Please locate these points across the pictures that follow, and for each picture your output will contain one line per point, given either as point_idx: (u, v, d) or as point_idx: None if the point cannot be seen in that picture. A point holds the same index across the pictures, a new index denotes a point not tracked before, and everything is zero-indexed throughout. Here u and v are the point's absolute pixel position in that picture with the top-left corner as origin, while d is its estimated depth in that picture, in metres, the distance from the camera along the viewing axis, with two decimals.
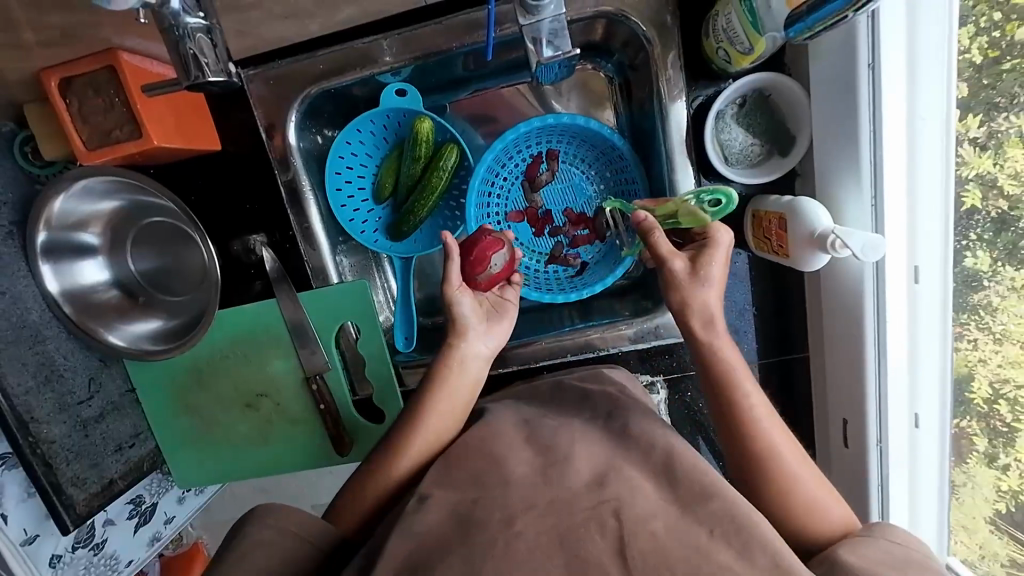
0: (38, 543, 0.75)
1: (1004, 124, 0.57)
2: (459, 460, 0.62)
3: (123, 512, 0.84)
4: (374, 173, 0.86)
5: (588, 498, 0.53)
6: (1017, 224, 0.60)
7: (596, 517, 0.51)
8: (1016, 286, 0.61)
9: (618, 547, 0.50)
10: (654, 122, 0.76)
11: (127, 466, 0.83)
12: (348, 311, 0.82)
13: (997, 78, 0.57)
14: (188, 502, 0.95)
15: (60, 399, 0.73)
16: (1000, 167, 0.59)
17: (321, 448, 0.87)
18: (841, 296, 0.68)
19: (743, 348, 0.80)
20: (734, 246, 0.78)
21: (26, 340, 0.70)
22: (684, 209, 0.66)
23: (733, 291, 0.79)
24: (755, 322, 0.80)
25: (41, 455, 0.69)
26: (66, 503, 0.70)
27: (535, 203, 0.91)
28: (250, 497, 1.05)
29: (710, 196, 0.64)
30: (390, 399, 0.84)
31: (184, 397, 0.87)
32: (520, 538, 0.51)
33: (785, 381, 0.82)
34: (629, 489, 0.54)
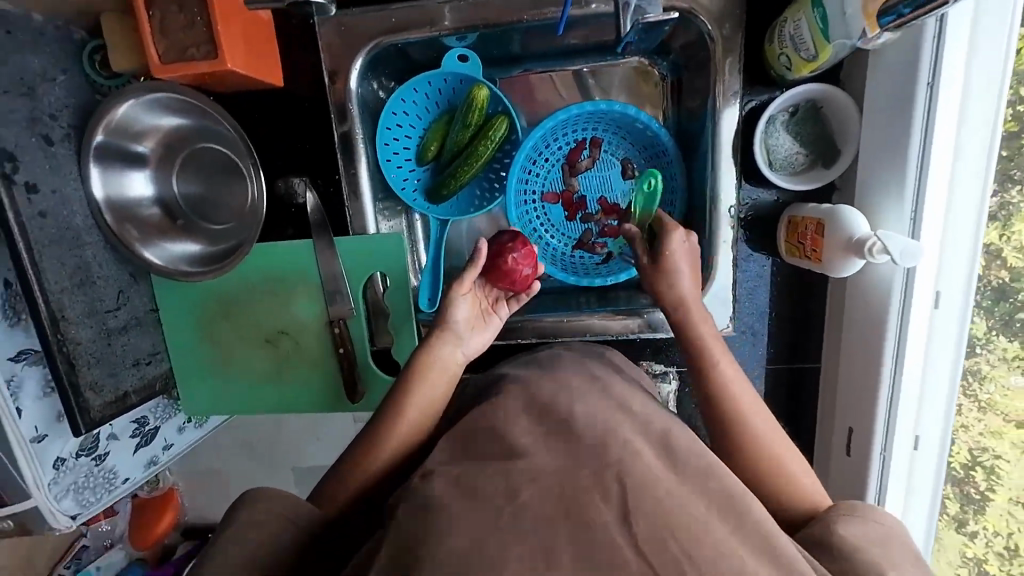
0: (47, 442, 0.78)
1: (1015, 198, 0.63)
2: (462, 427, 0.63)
3: (126, 429, 0.90)
4: (422, 133, 0.88)
5: (591, 463, 0.49)
6: (1013, 296, 0.66)
7: (600, 485, 0.48)
8: (1006, 356, 0.67)
9: (622, 512, 0.46)
10: (704, 120, 0.78)
11: (142, 381, 0.84)
12: (379, 262, 0.84)
13: (1015, 153, 0.62)
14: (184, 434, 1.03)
15: (90, 303, 0.75)
16: (1007, 239, 0.64)
17: (330, 395, 0.88)
18: (861, 316, 0.71)
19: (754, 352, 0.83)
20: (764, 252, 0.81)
21: (68, 240, 0.72)
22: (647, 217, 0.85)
23: (758, 295, 0.82)
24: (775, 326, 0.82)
25: (66, 354, 0.71)
26: (82, 406, 0.73)
27: (572, 187, 0.95)
28: (268, 437, 1.26)
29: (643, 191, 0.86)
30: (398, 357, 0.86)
31: (206, 324, 0.88)
32: (526, 491, 0.47)
33: (796, 388, 0.84)
34: (631, 455, 0.50)
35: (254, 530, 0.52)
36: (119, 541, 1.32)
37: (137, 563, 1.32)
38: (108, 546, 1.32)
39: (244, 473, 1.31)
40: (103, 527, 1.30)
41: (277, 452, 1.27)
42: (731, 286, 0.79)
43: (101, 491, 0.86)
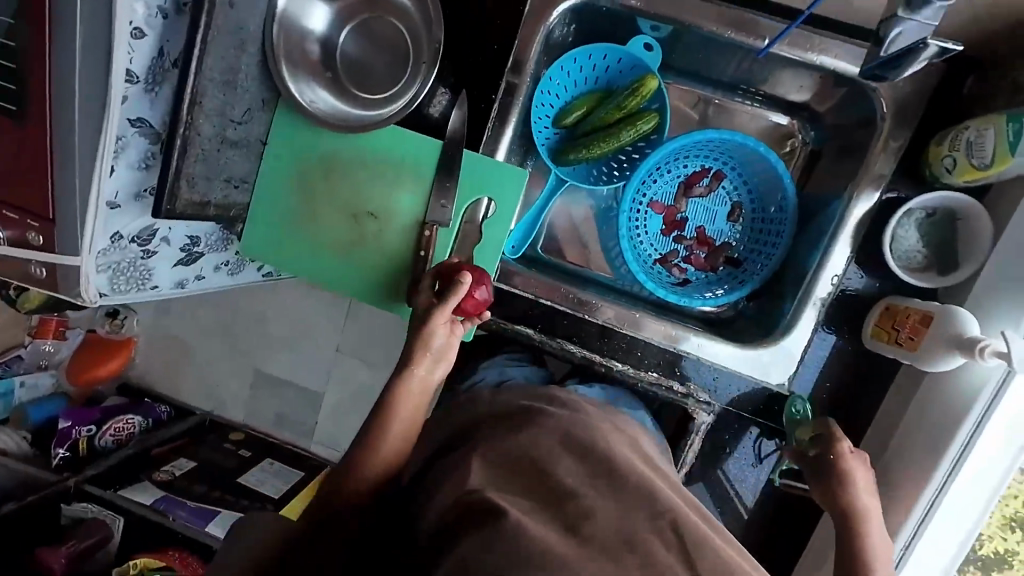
0: (116, 211, 0.76)
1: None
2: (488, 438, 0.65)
3: (180, 240, 0.90)
4: (575, 96, 0.92)
5: (648, 517, 0.52)
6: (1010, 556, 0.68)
7: (656, 531, 0.51)
8: None
9: (682, 559, 0.49)
10: (840, 197, 0.82)
11: (225, 200, 0.84)
12: (492, 188, 0.84)
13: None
14: (214, 275, 1.03)
15: (223, 104, 0.76)
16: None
17: (390, 292, 0.89)
18: (922, 437, 0.73)
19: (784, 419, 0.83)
20: (848, 332, 0.83)
21: (235, 38, 0.73)
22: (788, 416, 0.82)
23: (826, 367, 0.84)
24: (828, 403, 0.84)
25: (184, 137, 0.72)
26: (172, 191, 0.73)
27: (679, 206, 0.99)
28: (251, 331, 1.49)
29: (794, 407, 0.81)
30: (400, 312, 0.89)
31: (304, 178, 0.89)
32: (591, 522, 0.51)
33: None
34: (681, 517, 0.53)
35: (249, 533, 0.57)
36: (54, 367, 1.51)
37: (59, 395, 1.50)
38: (41, 368, 1.50)
39: (208, 353, 1.52)
40: (46, 347, 1.49)
41: (249, 346, 1.50)
42: (801, 348, 0.81)
43: (132, 285, 0.85)
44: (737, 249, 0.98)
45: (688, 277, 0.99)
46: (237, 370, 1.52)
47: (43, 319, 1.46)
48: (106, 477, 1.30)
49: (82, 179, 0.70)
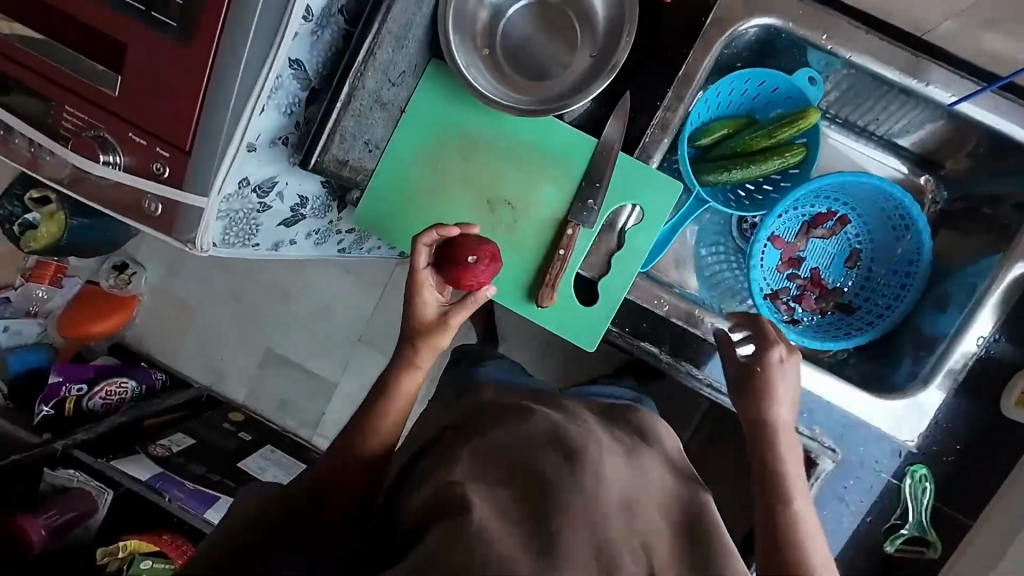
0: (251, 156, 0.69)
1: None
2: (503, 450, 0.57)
3: (292, 199, 0.82)
4: (720, 117, 0.91)
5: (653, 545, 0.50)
6: None
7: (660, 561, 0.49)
8: None
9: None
10: (991, 261, 0.81)
11: (359, 164, 0.79)
12: (643, 197, 0.80)
13: None
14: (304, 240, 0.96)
15: (389, 62, 0.71)
16: None
17: (510, 286, 0.84)
18: None
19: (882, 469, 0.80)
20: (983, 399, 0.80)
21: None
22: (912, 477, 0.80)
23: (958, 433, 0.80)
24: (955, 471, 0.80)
25: (352, 89, 0.67)
26: (327, 144, 0.68)
27: (798, 244, 0.97)
28: (266, 306, 1.41)
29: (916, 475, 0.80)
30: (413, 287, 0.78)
31: (439, 151, 0.83)
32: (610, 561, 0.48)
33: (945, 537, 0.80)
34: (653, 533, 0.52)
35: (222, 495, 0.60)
36: (43, 315, 1.39)
37: (46, 346, 1.38)
38: (29, 314, 1.37)
39: (214, 323, 1.43)
40: (39, 292, 1.36)
41: (262, 320, 1.41)
42: (936, 407, 0.79)
43: (239, 238, 0.77)
44: (849, 295, 0.97)
45: (797, 316, 0.97)
46: (246, 343, 1.41)
47: (42, 261, 1.36)
48: (99, 445, 1.15)
49: (233, 113, 0.63)
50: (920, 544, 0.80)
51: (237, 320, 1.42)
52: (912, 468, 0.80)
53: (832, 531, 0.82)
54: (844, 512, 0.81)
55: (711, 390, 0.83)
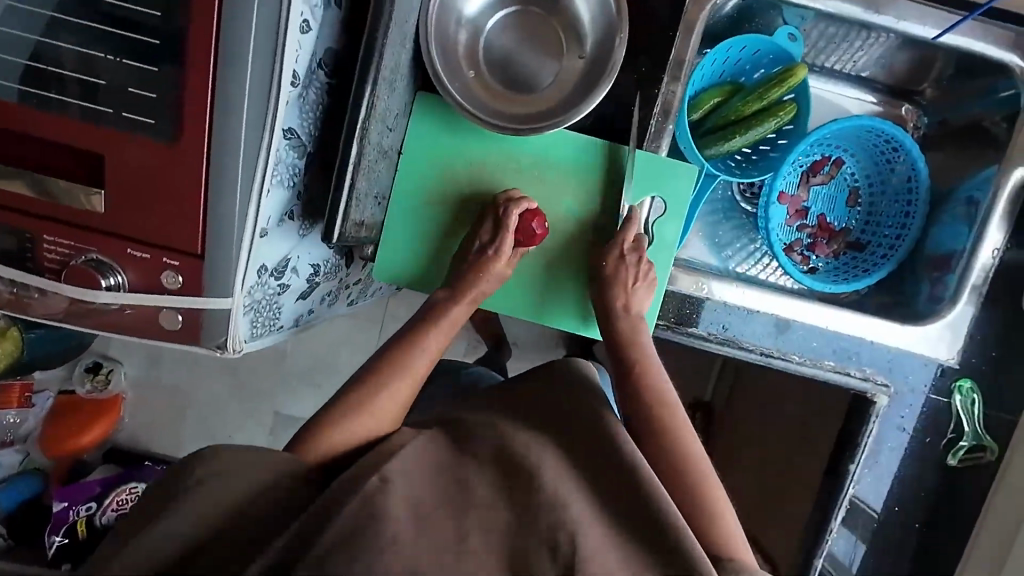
0: (263, 241, 0.64)
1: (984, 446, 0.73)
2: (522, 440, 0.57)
3: (307, 270, 0.77)
4: (706, 88, 0.91)
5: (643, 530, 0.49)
6: None
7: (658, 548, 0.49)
8: None
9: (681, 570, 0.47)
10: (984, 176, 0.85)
11: (370, 219, 0.75)
12: (663, 188, 0.80)
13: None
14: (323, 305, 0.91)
15: (384, 111, 0.67)
16: None
17: (550, 304, 0.83)
18: None
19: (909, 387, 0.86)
20: (1003, 306, 0.85)
21: (400, 35, 0.65)
22: (962, 393, 0.85)
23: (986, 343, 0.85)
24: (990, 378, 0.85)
25: (358, 149, 0.63)
26: (345, 211, 0.64)
27: (802, 195, 0.99)
28: (261, 370, 1.33)
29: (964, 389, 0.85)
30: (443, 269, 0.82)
31: (447, 185, 0.79)
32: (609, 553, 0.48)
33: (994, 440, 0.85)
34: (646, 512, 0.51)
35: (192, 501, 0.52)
36: (20, 441, 1.29)
37: (33, 474, 1.28)
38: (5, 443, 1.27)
39: (207, 402, 1.34)
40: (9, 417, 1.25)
41: (261, 387, 1.33)
42: (966, 321, 0.84)
43: (265, 325, 0.72)
44: (858, 233, 0.99)
45: (813, 264, 0.98)
46: (251, 413, 1.34)
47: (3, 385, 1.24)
48: None
49: (241, 203, 0.59)
50: (979, 451, 0.85)
51: (233, 392, 1.34)
52: (959, 384, 0.85)
53: (898, 459, 0.87)
54: (905, 438, 0.86)
55: (763, 358, 0.85)
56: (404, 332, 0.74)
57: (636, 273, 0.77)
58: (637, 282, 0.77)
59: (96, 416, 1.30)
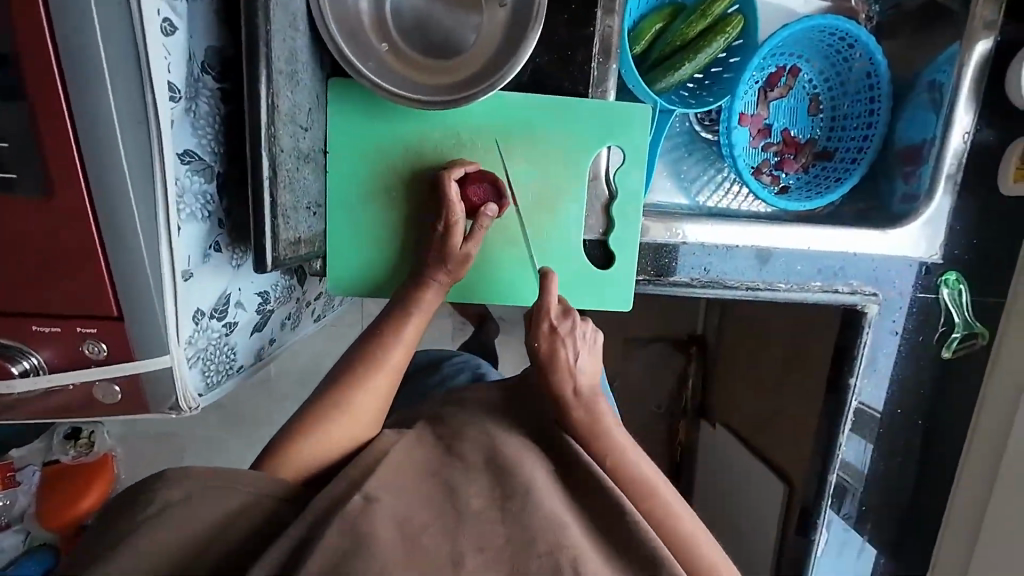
0: (191, 284, 0.57)
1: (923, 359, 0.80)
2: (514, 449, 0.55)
3: (253, 301, 0.70)
4: (645, 18, 0.84)
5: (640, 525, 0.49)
6: None
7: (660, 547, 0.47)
8: None
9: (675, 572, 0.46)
10: (946, 58, 0.82)
11: (309, 233, 0.68)
12: (617, 134, 0.74)
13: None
14: (283, 333, 0.84)
15: (293, 109, 0.59)
16: None
17: (521, 282, 0.76)
18: None
19: (898, 289, 0.84)
20: (979, 189, 0.83)
21: (288, 16, 0.56)
22: (948, 286, 0.84)
23: (967, 230, 0.84)
24: (973, 265, 0.84)
25: (273, 157, 0.55)
26: (274, 232, 0.57)
27: (762, 113, 0.93)
28: (254, 400, 1.31)
29: (950, 281, 0.84)
30: (406, 254, 0.74)
31: (384, 178, 0.72)
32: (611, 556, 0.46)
33: (986, 324, 0.85)
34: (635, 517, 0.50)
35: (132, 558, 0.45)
36: (17, 522, 1.22)
37: (44, 550, 1.20)
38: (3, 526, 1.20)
39: (206, 438, 1.33)
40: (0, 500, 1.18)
41: (256, 415, 1.32)
42: (945, 213, 0.83)
43: (221, 371, 0.66)
44: (822, 143, 0.94)
45: (784, 184, 0.93)
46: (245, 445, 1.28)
47: None
48: None
49: (150, 248, 0.51)
50: (971, 338, 0.85)
51: (231, 425, 1.33)
52: (943, 277, 0.84)
53: (894, 362, 0.87)
54: (898, 342, 0.86)
55: (750, 292, 0.83)
56: (370, 340, 0.68)
57: (575, 344, 0.64)
58: (579, 351, 0.64)
59: (88, 479, 1.22)
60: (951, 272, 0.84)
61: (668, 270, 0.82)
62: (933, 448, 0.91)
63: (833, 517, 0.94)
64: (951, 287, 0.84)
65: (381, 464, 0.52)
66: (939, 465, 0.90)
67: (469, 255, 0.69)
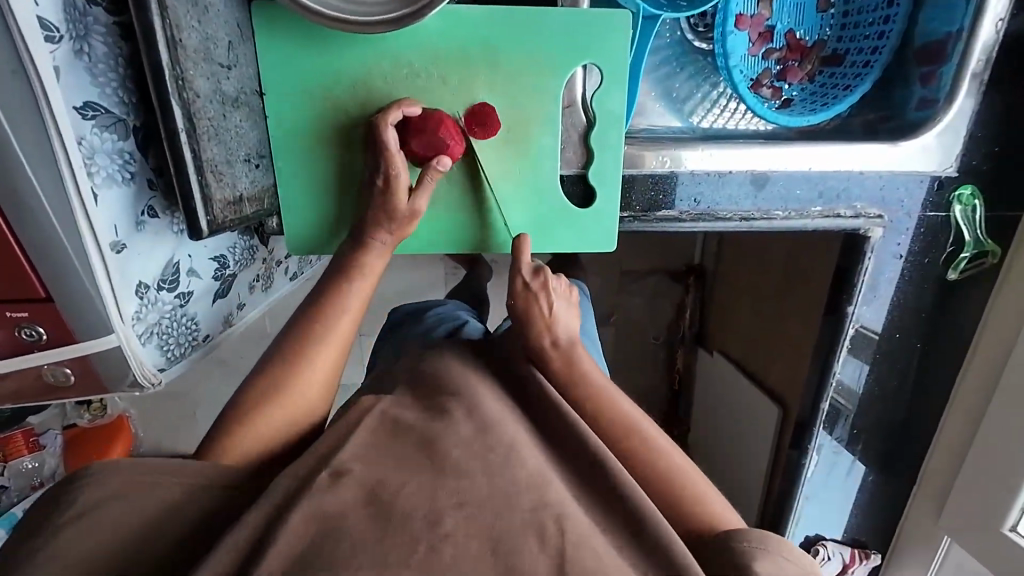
0: (125, 257, 0.52)
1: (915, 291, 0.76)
2: (493, 413, 0.53)
3: (208, 267, 0.65)
4: None
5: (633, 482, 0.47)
6: None
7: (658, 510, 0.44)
8: None
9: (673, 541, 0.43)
10: None
11: (253, 189, 0.61)
12: (593, 49, 0.64)
13: None
14: (253, 296, 0.80)
15: (205, 43, 0.50)
16: None
17: (494, 224, 0.70)
18: None
19: (905, 210, 0.78)
20: (1007, 90, 0.74)
21: None
22: (958, 202, 0.77)
23: (985, 137, 0.75)
24: (992, 174, 0.77)
25: (185, 103, 0.47)
26: (204, 192, 0.51)
27: (764, 12, 0.80)
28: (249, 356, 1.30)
29: (963, 196, 0.77)
30: (351, 213, 0.67)
31: (331, 119, 0.63)
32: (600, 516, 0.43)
33: (1001, 240, 0.79)
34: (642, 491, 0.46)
35: None
36: (50, 479, 1.24)
37: None
38: (36, 487, 1.24)
39: (213, 396, 1.34)
40: (27, 464, 1.21)
41: None
42: (966, 120, 0.75)
43: (185, 342, 0.63)
44: (832, 45, 0.82)
45: (787, 96, 0.83)
46: None
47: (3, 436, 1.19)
48: None
49: (61, 219, 0.46)
50: (982, 258, 0.79)
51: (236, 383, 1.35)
52: (955, 192, 0.77)
53: (896, 286, 0.82)
54: (902, 264, 0.81)
55: (745, 223, 0.76)
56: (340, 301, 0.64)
57: (551, 298, 0.65)
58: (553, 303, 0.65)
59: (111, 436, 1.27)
60: (965, 187, 0.77)
61: (655, 205, 0.75)
62: (932, 370, 0.89)
63: (825, 441, 0.95)
64: (964, 203, 0.77)
65: (361, 429, 0.50)
66: (937, 386, 0.89)
67: (417, 211, 0.63)
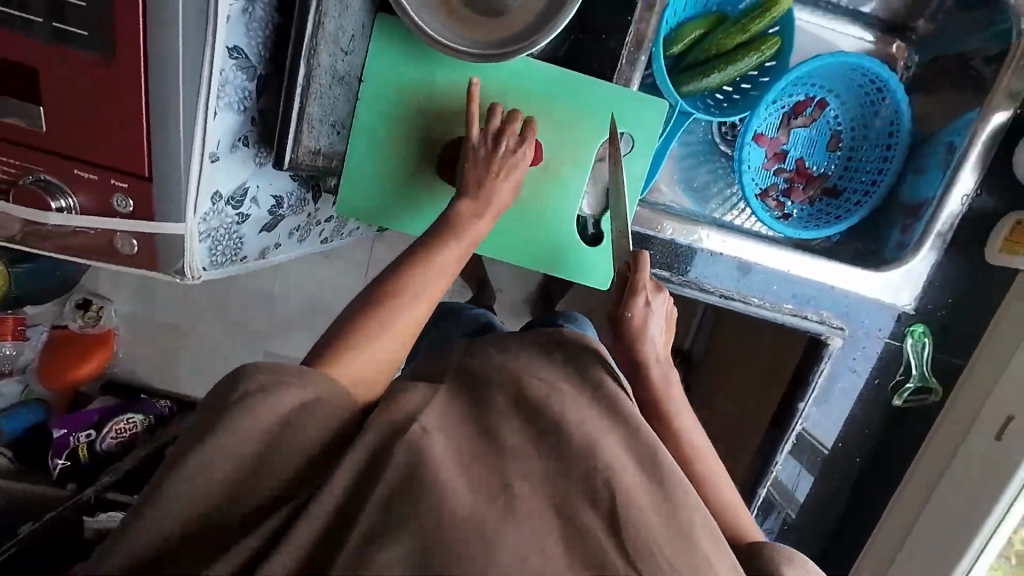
0: (215, 166, 0.63)
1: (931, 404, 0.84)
2: (542, 387, 0.53)
3: (268, 202, 0.76)
4: (678, 24, 0.87)
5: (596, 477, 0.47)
6: None
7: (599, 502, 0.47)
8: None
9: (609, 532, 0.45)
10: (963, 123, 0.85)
11: (328, 149, 0.73)
12: (631, 122, 0.78)
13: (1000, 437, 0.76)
14: (290, 240, 0.91)
15: (337, 29, 0.64)
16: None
17: (511, 239, 0.81)
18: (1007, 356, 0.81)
19: (866, 332, 0.88)
20: (968, 253, 0.86)
21: None
22: (911, 338, 0.87)
23: (944, 288, 0.86)
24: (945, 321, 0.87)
25: (308, 66, 0.61)
26: (296, 135, 0.63)
27: (782, 138, 0.95)
28: (254, 306, 1.34)
29: (916, 334, 0.87)
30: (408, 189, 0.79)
31: (408, 114, 0.76)
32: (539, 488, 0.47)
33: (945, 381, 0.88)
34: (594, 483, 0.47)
35: None
36: (18, 372, 1.30)
37: (34, 402, 1.30)
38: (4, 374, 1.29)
39: (209, 336, 1.36)
40: (5, 350, 1.26)
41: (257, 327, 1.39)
42: (927, 271, 0.86)
43: (227, 254, 0.73)
44: (833, 179, 0.96)
45: (788, 210, 0.95)
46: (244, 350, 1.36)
47: None
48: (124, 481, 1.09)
49: (186, 120, 0.58)
50: (925, 392, 0.88)
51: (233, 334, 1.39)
52: (910, 328, 0.87)
53: (849, 399, 0.90)
54: (857, 380, 0.89)
55: (724, 299, 0.87)
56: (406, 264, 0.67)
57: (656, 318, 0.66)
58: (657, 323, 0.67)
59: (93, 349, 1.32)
60: (919, 326, 0.87)
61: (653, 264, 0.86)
62: (869, 488, 0.94)
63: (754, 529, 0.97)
64: (917, 340, 0.87)
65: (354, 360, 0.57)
66: (872, 505, 0.93)
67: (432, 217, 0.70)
